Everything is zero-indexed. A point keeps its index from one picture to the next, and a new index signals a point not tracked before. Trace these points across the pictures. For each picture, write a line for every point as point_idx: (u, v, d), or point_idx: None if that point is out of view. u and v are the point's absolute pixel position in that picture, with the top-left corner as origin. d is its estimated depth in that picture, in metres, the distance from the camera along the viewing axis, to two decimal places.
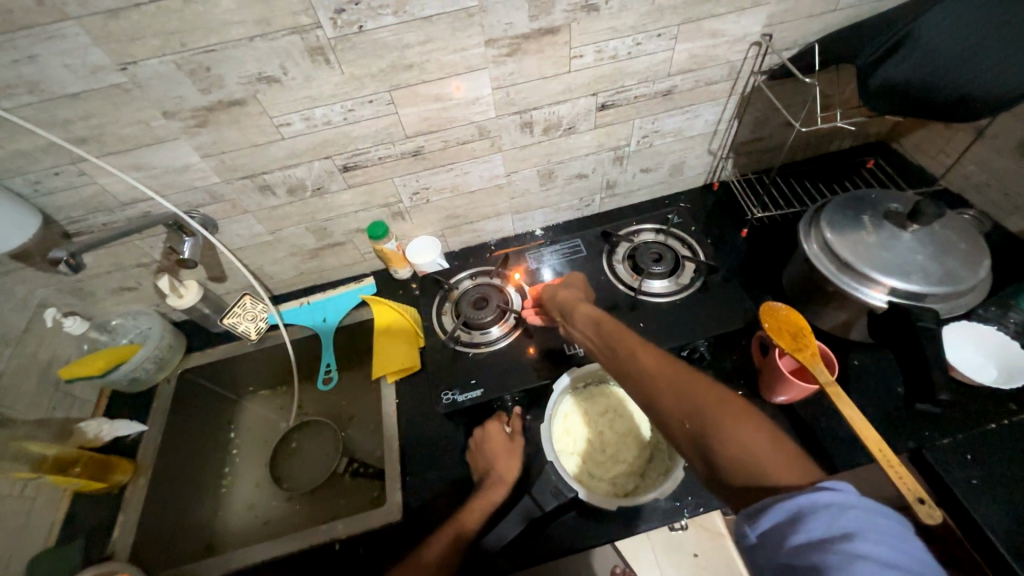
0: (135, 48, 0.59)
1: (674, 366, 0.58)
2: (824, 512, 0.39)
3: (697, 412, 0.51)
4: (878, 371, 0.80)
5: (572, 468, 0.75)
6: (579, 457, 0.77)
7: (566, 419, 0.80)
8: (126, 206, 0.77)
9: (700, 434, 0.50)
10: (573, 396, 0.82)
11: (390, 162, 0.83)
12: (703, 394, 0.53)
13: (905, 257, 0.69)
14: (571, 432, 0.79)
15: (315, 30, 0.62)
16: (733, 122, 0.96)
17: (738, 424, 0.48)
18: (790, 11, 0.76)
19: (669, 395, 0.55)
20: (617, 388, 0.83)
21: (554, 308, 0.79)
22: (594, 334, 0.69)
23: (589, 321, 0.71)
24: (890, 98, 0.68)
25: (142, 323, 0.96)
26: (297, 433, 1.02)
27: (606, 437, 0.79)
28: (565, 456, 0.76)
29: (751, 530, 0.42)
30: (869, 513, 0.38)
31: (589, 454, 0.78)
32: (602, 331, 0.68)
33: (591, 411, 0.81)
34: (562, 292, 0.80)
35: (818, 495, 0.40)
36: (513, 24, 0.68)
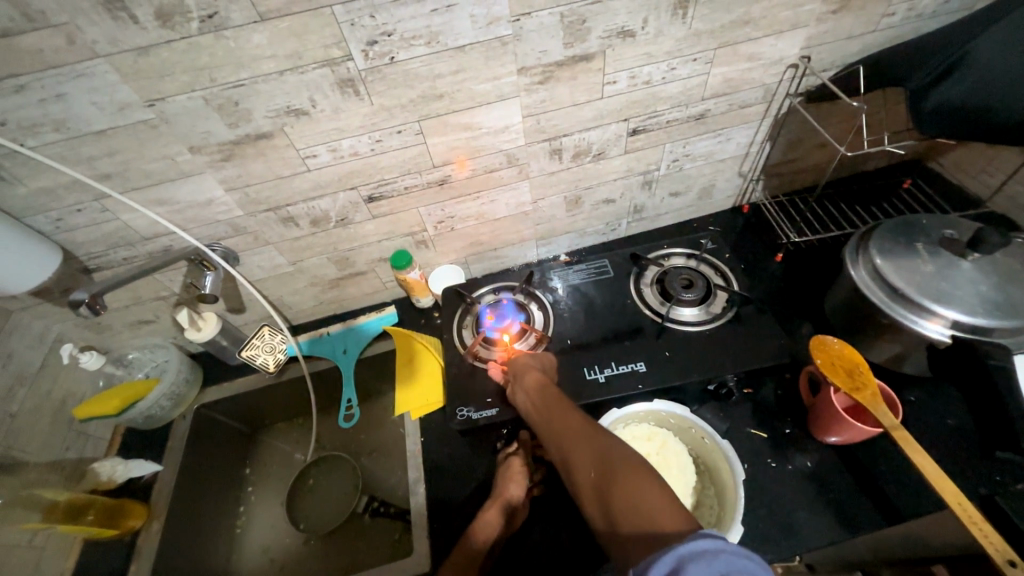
0: (164, 85, 0.57)
1: (593, 428, 0.57)
2: (700, 559, 0.36)
3: (603, 471, 0.50)
4: (936, 408, 0.75)
5: None
6: None
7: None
8: (148, 240, 0.75)
9: (603, 492, 0.48)
10: None
11: (416, 192, 0.81)
12: (612, 452, 0.51)
13: (964, 288, 0.65)
14: None
15: (346, 62, 0.60)
16: (765, 144, 0.93)
17: (637, 481, 0.46)
18: (829, 33, 0.74)
19: (583, 453, 0.54)
20: (660, 432, 0.75)
21: (509, 365, 0.75)
22: (531, 398, 0.66)
23: (535, 380, 0.69)
24: (950, 121, 0.65)
25: (159, 356, 0.94)
26: (314, 469, 0.98)
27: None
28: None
29: None
30: (738, 555, 0.36)
31: None
32: (543, 393, 0.65)
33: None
34: (523, 355, 0.76)
35: (694, 541, 0.37)
36: (548, 51, 0.66)
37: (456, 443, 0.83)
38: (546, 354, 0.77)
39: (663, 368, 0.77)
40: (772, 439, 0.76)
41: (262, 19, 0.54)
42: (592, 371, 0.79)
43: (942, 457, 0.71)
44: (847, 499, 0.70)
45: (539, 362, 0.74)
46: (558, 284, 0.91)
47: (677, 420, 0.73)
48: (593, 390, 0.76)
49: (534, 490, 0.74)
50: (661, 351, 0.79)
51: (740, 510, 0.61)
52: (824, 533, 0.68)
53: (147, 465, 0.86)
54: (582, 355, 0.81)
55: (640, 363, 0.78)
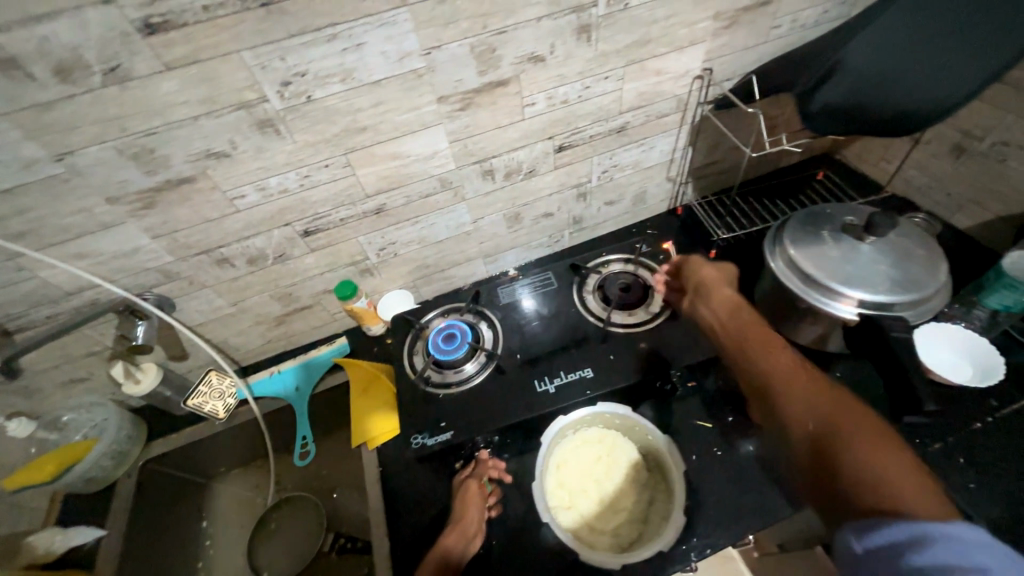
0: (72, 138, 0.56)
1: (821, 380, 0.57)
2: (946, 542, 0.37)
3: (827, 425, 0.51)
4: (860, 379, 0.81)
5: (570, 524, 0.72)
6: (576, 510, 0.73)
7: (558, 470, 0.76)
8: (71, 296, 0.72)
9: (825, 441, 0.50)
10: (562, 444, 0.78)
11: (352, 222, 0.81)
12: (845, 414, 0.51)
13: (866, 269, 0.71)
14: (565, 484, 0.75)
15: (262, 103, 0.61)
16: (687, 150, 0.99)
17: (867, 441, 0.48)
18: (725, 46, 0.81)
19: (804, 402, 0.55)
20: (605, 433, 0.79)
21: (692, 278, 0.82)
22: (726, 321, 0.73)
23: (727, 303, 0.75)
24: (834, 119, 0.70)
25: (97, 415, 0.89)
26: (275, 513, 0.94)
27: (603, 485, 0.75)
28: (560, 513, 0.73)
29: (858, 543, 0.41)
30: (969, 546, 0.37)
31: (588, 506, 0.74)
32: (738, 315, 0.73)
33: (581, 458, 0.77)
34: (706, 267, 0.82)
35: (952, 527, 0.38)
36: (463, 80, 0.69)
37: (415, 468, 0.82)
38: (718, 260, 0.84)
39: (608, 372, 0.79)
40: (716, 427, 0.79)
41: (168, 67, 0.54)
42: (542, 382, 0.80)
43: None
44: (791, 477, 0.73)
45: (721, 274, 0.81)
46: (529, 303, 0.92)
47: (622, 421, 0.77)
48: (543, 401, 0.78)
49: (491, 512, 0.74)
50: (606, 354, 0.82)
51: (684, 500, 0.68)
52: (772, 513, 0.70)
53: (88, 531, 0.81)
54: (532, 368, 0.83)
55: (588, 369, 0.80)
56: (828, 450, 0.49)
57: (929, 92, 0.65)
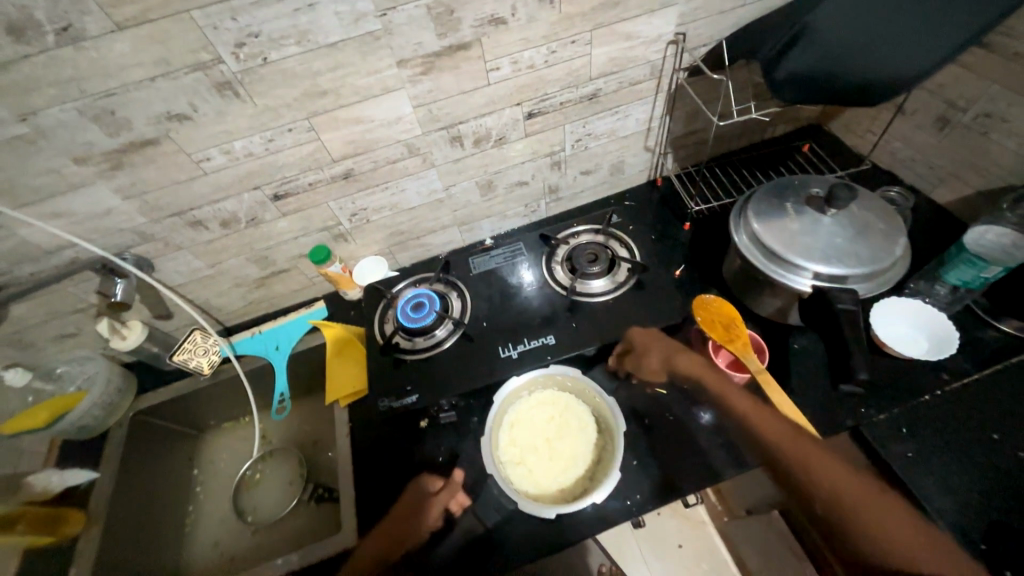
0: (33, 99, 0.58)
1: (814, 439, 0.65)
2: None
3: (840, 501, 0.61)
4: (817, 351, 0.82)
5: (517, 478, 0.75)
6: (524, 465, 0.76)
7: (511, 428, 0.80)
8: (52, 254, 0.76)
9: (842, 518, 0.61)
10: (518, 404, 0.82)
11: (321, 187, 0.83)
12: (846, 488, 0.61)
13: (825, 242, 0.71)
14: (516, 441, 0.78)
15: (218, 65, 0.61)
16: (665, 119, 0.98)
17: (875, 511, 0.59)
18: (699, 9, 0.78)
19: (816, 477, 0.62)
20: (560, 395, 0.82)
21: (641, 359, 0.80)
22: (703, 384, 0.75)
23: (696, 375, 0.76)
24: (801, 90, 0.68)
25: (88, 368, 0.95)
26: (261, 464, 1.02)
27: (553, 443, 0.78)
28: (509, 466, 0.76)
29: None
30: None
31: (535, 462, 0.76)
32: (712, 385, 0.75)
33: (533, 418, 0.80)
34: (655, 347, 0.79)
35: None
36: (423, 43, 0.68)
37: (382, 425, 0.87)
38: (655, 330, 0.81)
39: (567, 341, 0.83)
40: (671, 394, 0.80)
41: (120, 27, 0.55)
42: (506, 349, 0.83)
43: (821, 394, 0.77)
44: (739, 441, 0.74)
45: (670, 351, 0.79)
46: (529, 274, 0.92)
47: (573, 382, 0.80)
48: (504, 365, 0.81)
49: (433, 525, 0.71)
50: (568, 322, 0.84)
51: (620, 455, 0.71)
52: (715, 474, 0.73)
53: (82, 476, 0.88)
54: (497, 335, 0.85)
55: (550, 336, 0.83)
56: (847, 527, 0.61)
57: (896, 64, 0.63)
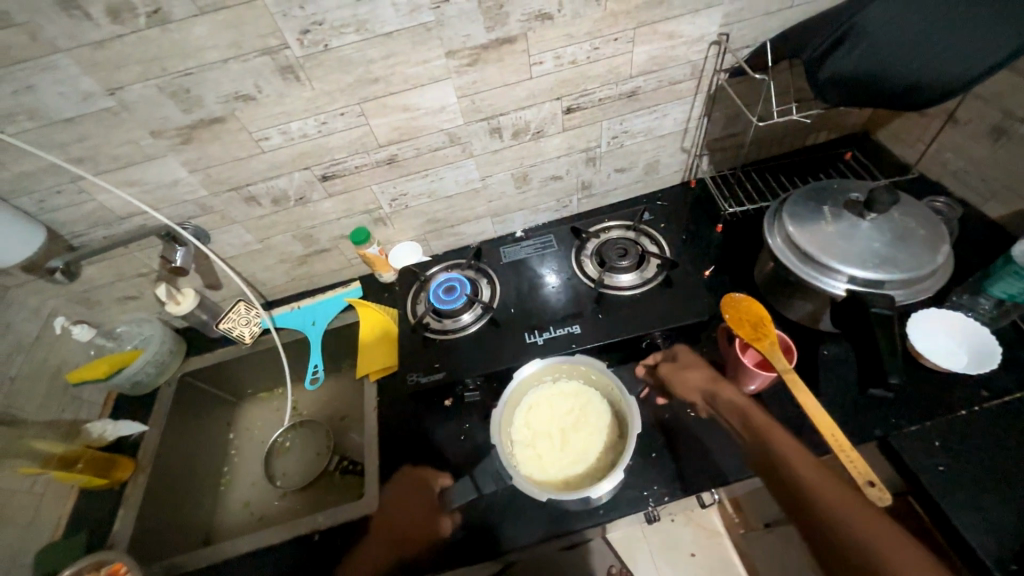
0: (121, 75, 0.64)
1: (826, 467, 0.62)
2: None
3: (836, 523, 0.56)
4: (849, 358, 0.80)
5: (524, 460, 0.76)
6: (534, 450, 0.78)
7: (528, 411, 0.81)
8: (124, 220, 0.83)
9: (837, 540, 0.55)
10: (539, 388, 0.83)
11: (366, 170, 0.87)
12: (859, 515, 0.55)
13: (862, 246, 0.70)
14: (531, 424, 0.80)
15: (283, 50, 0.66)
16: (703, 120, 0.98)
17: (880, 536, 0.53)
18: (744, 10, 0.79)
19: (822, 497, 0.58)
20: (581, 386, 0.83)
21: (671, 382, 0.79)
22: (726, 402, 0.74)
23: (735, 407, 0.72)
24: (842, 92, 0.69)
25: (145, 329, 1.02)
26: (291, 433, 1.07)
27: (567, 434, 0.79)
28: (518, 447, 0.78)
29: None
30: None
31: (545, 449, 0.78)
32: (729, 402, 0.73)
33: (553, 405, 0.82)
34: (692, 371, 0.78)
35: None
36: (471, 35, 0.71)
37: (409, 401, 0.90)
38: (691, 356, 0.80)
39: (594, 329, 0.83)
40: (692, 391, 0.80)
41: (201, 12, 0.60)
42: (532, 335, 0.85)
43: (850, 401, 0.76)
44: None
45: (698, 378, 0.77)
46: (551, 275, 0.93)
47: (598, 377, 0.81)
48: (530, 351, 0.83)
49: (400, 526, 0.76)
50: (595, 312, 0.85)
51: (628, 458, 0.69)
52: (732, 472, 0.73)
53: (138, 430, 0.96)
54: (524, 322, 0.87)
55: (575, 326, 0.84)
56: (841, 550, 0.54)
57: (942, 67, 0.63)
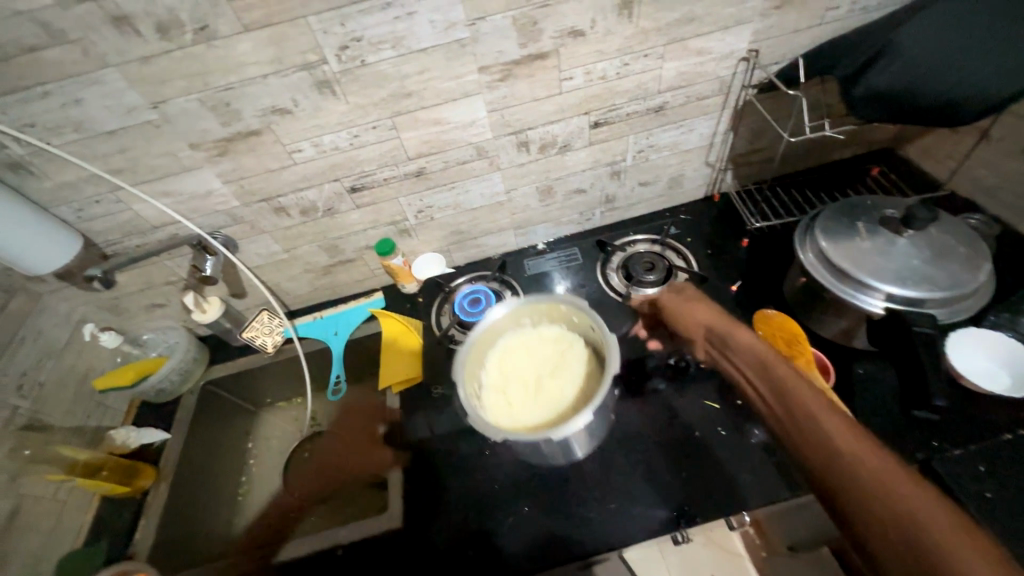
0: (165, 89, 0.66)
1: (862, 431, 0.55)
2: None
3: (909, 520, 0.46)
4: (884, 378, 0.78)
5: (490, 400, 0.76)
6: (501, 391, 0.77)
7: (502, 360, 0.82)
8: (156, 229, 0.84)
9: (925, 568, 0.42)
10: (517, 335, 0.84)
11: (394, 183, 0.88)
12: (916, 497, 0.47)
13: (900, 263, 0.69)
14: (504, 369, 0.80)
15: (321, 65, 0.68)
16: (728, 135, 0.98)
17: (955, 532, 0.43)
18: (774, 27, 0.79)
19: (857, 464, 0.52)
20: (560, 334, 0.83)
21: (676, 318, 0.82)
22: (747, 356, 0.70)
23: (756, 359, 0.69)
24: (882, 106, 0.69)
25: (170, 337, 1.02)
26: (309, 444, 1.04)
27: (540, 381, 0.78)
28: (487, 393, 0.77)
29: None
30: None
31: (513, 391, 0.77)
32: (751, 352, 0.70)
33: (528, 351, 0.82)
34: (696, 311, 0.80)
35: None
36: (504, 51, 0.72)
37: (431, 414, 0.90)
38: (695, 294, 0.82)
39: None
40: (724, 408, 0.80)
41: (246, 29, 0.62)
42: None
43: (887, 423, 0.74)
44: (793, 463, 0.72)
45: (707, 321, 0.78)
46: (559, 286, 0.94)
47: (578, 323, 0.79)
48: None
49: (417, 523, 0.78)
50: (627, 331, 0.89)
51: (603, 395, 0.66)
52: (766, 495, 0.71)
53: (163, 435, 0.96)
54: None
55: None
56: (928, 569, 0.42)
57: (984, 83, 0.62)
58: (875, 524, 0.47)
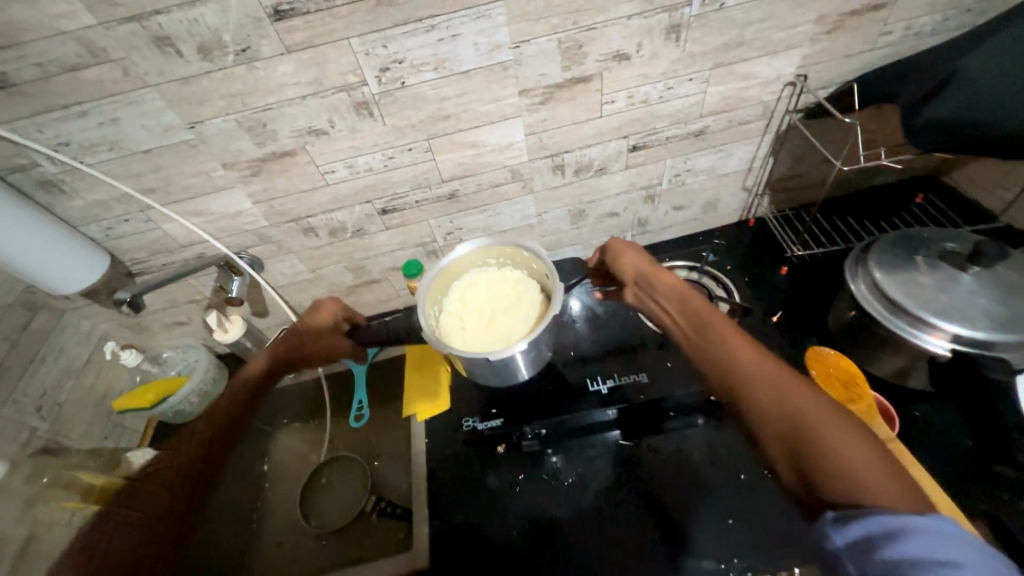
0: (203, 109, 0.64)
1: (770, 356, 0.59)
2: (923, 537, 0.38)
3: (795, 421, 0.51)
4: (943, 422, 0.73)
5: (448, 332, 0.78)
6: (459, 325, 0.78)
7: (466, 293, 0.81)
8: (184, 248, 0.83)
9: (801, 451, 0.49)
10: (482, 272, 0.83)
11: (426, 205, 0.86)
12: (811, 409, 0.51)
13: (966, 301, 0.65)
14: (466, 302, 0.81)
15: (361, 87, 0.66)
16: (768, 160, 0.95)
17: (840, 430, 0.48)
18: (824, 52, 0.76)
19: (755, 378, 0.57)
20: (522, 274, 0.81)
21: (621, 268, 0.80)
22: (671, 299, 0.72)
23: (678, 303, 0.71)
24: (940, 136, 0.65)
25: (190, 355, 0.99)
26: (326, 469, 0.98)
27: (497, 317, 0.78)
28: (446, 320, 0.79)
29: (838, 534, 0.41)
30: (932, 536, 0.38)
31: (471, 325, 0.78)
32: (674, 297, 0.72)
33: (491, 289, 0.81)
34: (629, 255, 0.79)
35: (923, 519, 0.39)
36: (547, 74, 0.70)
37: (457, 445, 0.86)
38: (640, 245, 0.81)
39: (664, 380, 0.78)
40: None
41: (288, 51, 0.60)
42: (595, 382, 0.80)
43: (949, 472, 0.69)
44: None
45: (644, 267, 0.77)
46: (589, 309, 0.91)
47: (539, 267, 0.77)
48: (594, 402, 0.78)
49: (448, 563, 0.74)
50: None
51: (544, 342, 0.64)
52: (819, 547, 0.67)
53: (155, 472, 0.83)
54: (584, 366, 0.82)
55: (641, 375, 0.79)
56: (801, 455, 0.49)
57: None
58: (774, 432, 0.52)
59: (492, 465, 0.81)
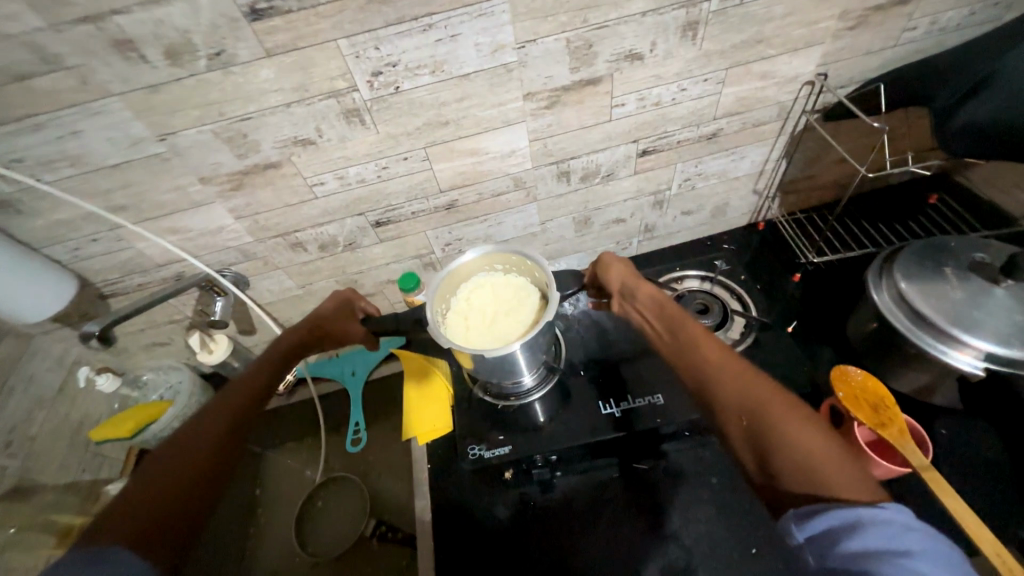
0: (175, 120, 0.58)
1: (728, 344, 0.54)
2: (879, 526, 0.35)
3: (752, 411, 0.46)
4: (967, 440, 0.71)
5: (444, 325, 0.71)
6: (455, 321, 0.71)
7: (471, 289, 0.74)
8: (161, 267, 0.76)
9: (759, 443, 0.45)
10: (487, 275, 0.75)
11: (423, 216, 0.80)
12: (772, 395, 0.46)
13: (998, 316, 0.61)
14: (467, 300, 0.73)
15: (351, 93, 0.60)
16: (781, 162, 0.91)
17: (797, 418, 0.44)
18: (846, 49, 0.72)
19: (713, 368, 0.52)
20: (528, 283, 0.74)
21: (609, 281, 0.70)
22: (642, 296, 0.65)
23: (653, 301, 0.64)
24: (976, 139, 0.63)
25: (172, 378, 0.91)
26: (322, 491, 0.88)
27: (496, 317, 0.71)
28: (450, 312, 0.73)
29: (799, 530, 0.38)
30: (891, 527, 0.35)
31: (470, 322, 0.71)
32: (650, 297, 0.65)
33: (494, 291, 0.74)
34: (617, 267, 0.70)
35: (880, 509, 0.36)
36: (553, 77, 0.65)
37: (461, 471, 0.82)
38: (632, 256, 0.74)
39: (681, 401, 0.73)
40: None
41: (268, 54, 0.54)
42: (607, 405, 0.75)
43: (976, 494, 0.66)
44: None
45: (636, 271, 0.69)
46: (595, 322, 0.86)
47: (540, 275, 0.71)
48: (608, 427, 0.73)
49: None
50: None
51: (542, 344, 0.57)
52: None
53: (144, 481, 0.52)
54: (596, 387, 0.77)
55: (658, 395, 0.74)
56: (759, 446, 0.44)
57: None
58: (732, 422, 0.48)
59: (498, 494, 0.78)
